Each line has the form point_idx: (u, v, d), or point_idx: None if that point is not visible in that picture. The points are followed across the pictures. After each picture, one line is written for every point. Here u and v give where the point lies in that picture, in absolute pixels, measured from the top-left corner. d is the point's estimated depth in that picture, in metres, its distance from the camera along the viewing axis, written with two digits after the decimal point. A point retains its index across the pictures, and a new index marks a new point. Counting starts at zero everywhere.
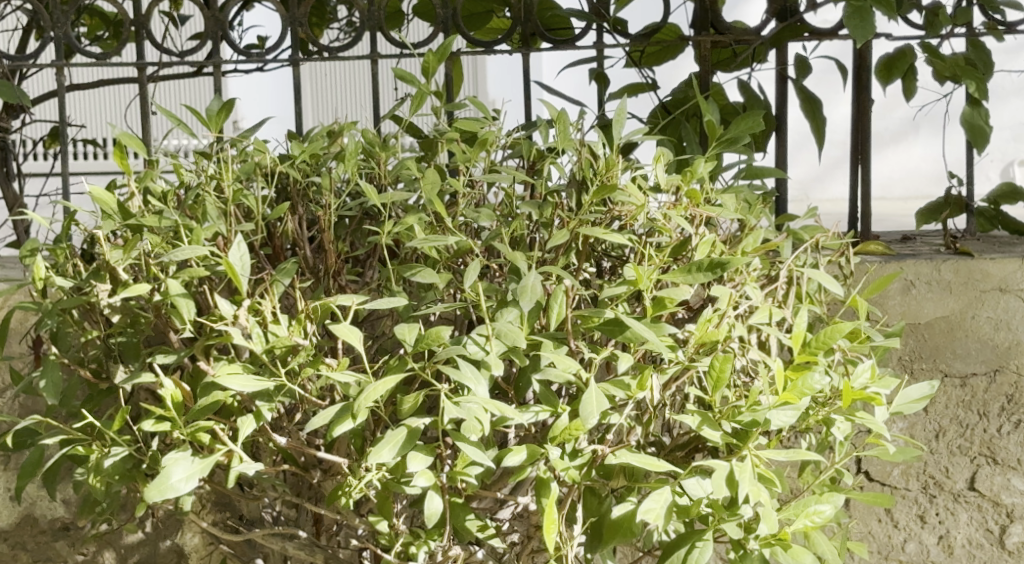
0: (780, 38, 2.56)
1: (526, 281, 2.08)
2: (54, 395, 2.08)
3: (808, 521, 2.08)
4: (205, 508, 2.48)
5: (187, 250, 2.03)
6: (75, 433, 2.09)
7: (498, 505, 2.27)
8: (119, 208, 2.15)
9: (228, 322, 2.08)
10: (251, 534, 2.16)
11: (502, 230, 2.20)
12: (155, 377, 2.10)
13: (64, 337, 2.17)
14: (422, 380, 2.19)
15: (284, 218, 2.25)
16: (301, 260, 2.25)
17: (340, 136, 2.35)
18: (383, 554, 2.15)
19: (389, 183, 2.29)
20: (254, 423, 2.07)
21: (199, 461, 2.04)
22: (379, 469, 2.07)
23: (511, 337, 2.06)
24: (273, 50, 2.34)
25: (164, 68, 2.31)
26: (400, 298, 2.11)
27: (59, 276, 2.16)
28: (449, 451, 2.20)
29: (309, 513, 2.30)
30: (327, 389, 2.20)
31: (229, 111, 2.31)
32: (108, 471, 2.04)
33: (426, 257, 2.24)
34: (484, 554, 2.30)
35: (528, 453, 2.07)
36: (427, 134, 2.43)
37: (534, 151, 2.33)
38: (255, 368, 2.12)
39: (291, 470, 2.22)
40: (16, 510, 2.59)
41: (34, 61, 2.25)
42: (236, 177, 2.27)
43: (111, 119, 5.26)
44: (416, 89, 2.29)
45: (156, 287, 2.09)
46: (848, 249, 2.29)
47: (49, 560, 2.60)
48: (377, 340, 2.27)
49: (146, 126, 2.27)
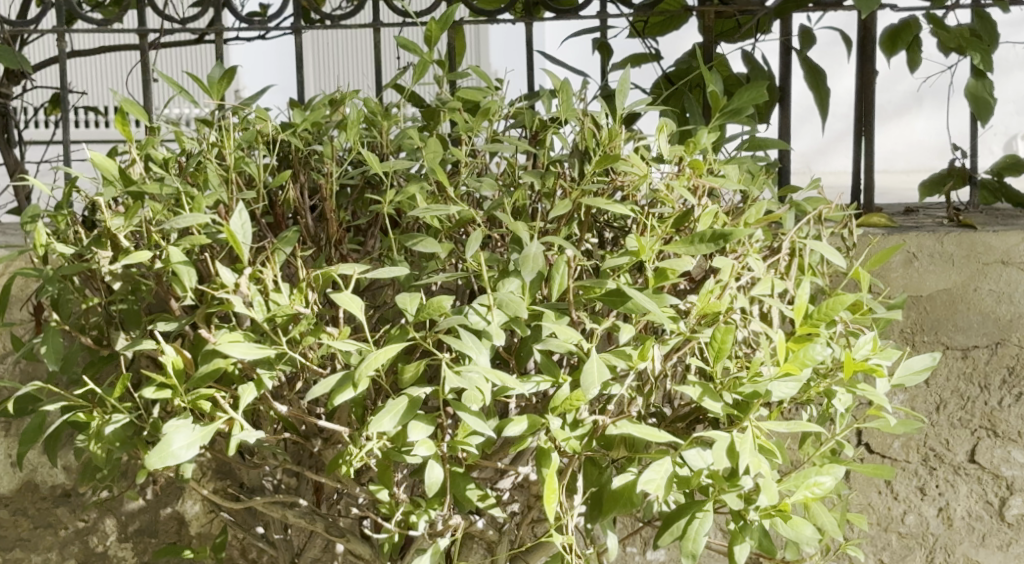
0: (784, 8, 2.54)
1: (528, 251, 2.08)
2: (54, 361, 2.08)
3: (808, 493, 2.07)
4: (205, 476, 2.48)
5: (188, 218, 2.02)
6: (75, 400, 2.09)
7: (499, 475, 2.27)
8: (119, 176, 2.14)
9: (229, 289, 2.08)
10: (252, 502, 2.16)
11: (504, 200, 2.19)
12: (156, 344, 2.10)
13: (64, 303, 2.17)
14: (423, 349, 2.19)
15: (285, 186, 2.24)
16: (303, 228, 2.24)
17: (342, 105, 2.33)
18: (384, 523, 2.16)
19: (390, 152, 2.27)
20: (255, 391, 2.07)
21: (199, 429, 2.04)
22: (380, 438, 2.07)
23: (513, 307, 2.06)
24: (273, 16, 2.29)
25: (165, 34, 2.27)
26: (401, 268, 2.10)
27: (60, 242, 2.15)
28: (450, 421, 2.20)
29: (310, 481, 2.31)
30: (328, 358, 2.19)
31: (230, 78, 2.28)
32: (109, 439, 2.05)
33: (427, 226, 2.24)
34: (484, 524, 2.30)
35: (528, 424, 2.07)
36: (430, 103, 2.41)
37: (536, 121, 2.31)
38: (256, 336, 2.12)
39: (291, 438, 2.22)
40: (17, 477, 2.59)
41: (34, 26, 2.21)
42: (238, 145, 2.25)
43: (112, 85, 5.25)
44: (418, 58, 2.26)
45: (157, 255, 2.08)
46: (851, 220, 2.28)
47: (50, 526, 2.60)
48: (378, 310, 2.26)
49: (148, 93, 2.23)
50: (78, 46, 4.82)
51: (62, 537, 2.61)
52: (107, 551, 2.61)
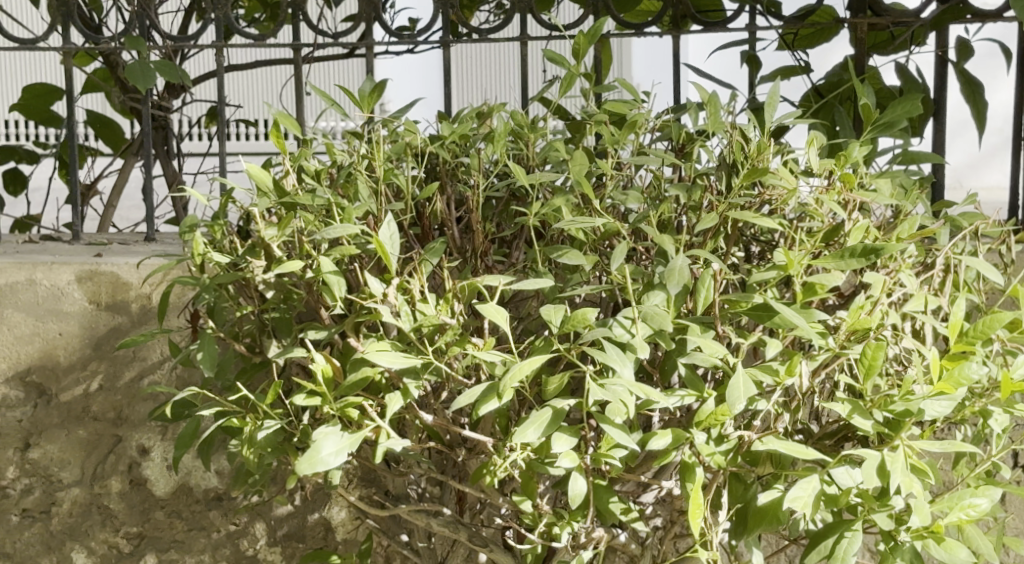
0: (940, 20, 2.49)
1: (673, 264, 2.08)
2: (210, 368, 2.14)
3: (963, 515, 2.04)
4: (351, 483, 2.52)
5: (339, 229, 2.06)
6: (230, 405, 2.15)
7: (642, 489, 2.26)
8: (274, 187, 2.19)
9: (377, 299, 2.12)
10: (397, 510, 2.19)
11: (649, 213, 2.19)
12: (306, 352, 2.15)
13: (220, 311, 2.23)
14: (567, 361, 2.20)
15: (433, 198, 2.26)
16: (449, 240, 2.26)
17: (490, 118, 2.34)
18: (527, 534, 2.16)
19: (536, 165, 2.28)
20: (402, 399, 2.11)
21: (348, 436, 2.08)
22: (524, 449, 2.09)
23: (658, 320, 2.06)
24: (422, 30, 2.31)
25: (319, 50, 2.28)
26: (546, 279, 2.11)
27: (217, 252, 2.22)
28: (594, 433, 2.21)
29: (454, 490, 2.32)
30: (473, 368, 2.21)
31: (380, 91, 2.30)
32: (262, 444, 2.11)
33: (572, 238, 2.24)
34: (628, 537, 2.28)
35: (673, 438, 2.07)
36: (576, 116, 2.41)
37: (683, 134, 2.29)
38: (403, 346, 2.16)
39: (436, 448, 2.24)
40: (172, 480, 2.56)
41: (195, 43, 2.25)
42: (388, 157, 2.27)
43: (266, 98, 5.42)
44: (566, 70, 2.26)
45: (308, 265, 2.15)
46: (1010, 237, 2.22)
47: (203, 529, 2.58)
48: (523, 322, 2.27)
49: (301, 106, 2.27)
50: (239, 60, 4.98)
51: (213, 539, 2.59)
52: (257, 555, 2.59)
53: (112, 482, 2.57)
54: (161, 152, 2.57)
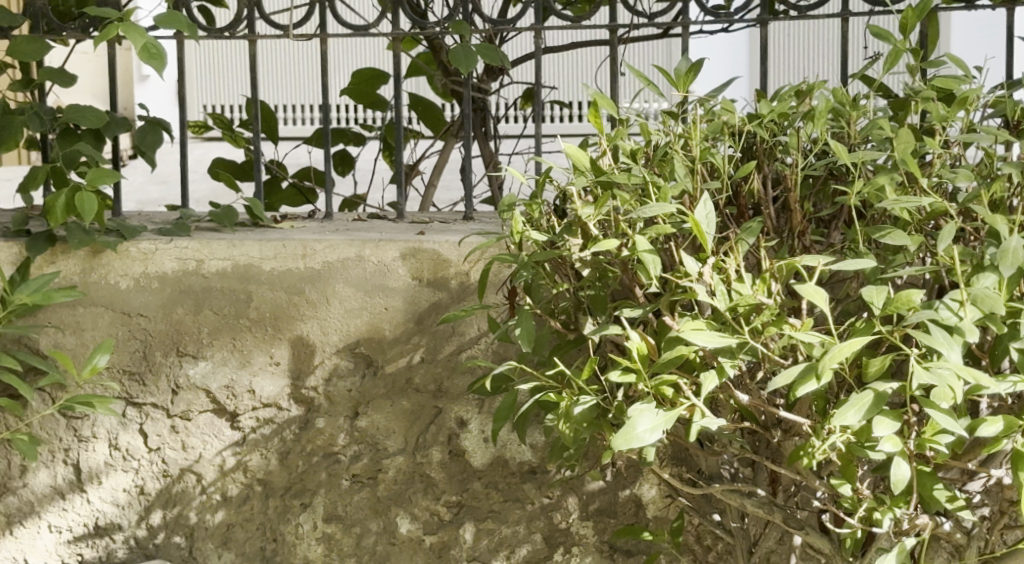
0: None
1: (1007, 244, 1.99)
2: (529, 343, 2.19)
3: None
4: (663, 461, 2.53)
5: (655, 208, 2.07)
6: (546, 381, 2.19)
7: (966, 477, 2.19)
8: (592, 166, 2.23)
9: (692, 277, 2.12)
10: (711, 489, 2.18)
11: (982, 192, 2.10)
12: (621, 330, 2.18)
13: (537, 288, 2.29)
14: (889, 343, 2.14)
15: (749, 176, 2.24)
16: (765, 219, 2.24)
17: (809, 96, 2.30)
18: (847, 519, 2.11)
19: (858, 143, 2.22)
20: (717, 379, 2.09)
21: (662, 414, 2.09)
22: (844, 431, 2.04)
23: (989, 303, 1.96)
24: (739, 8, 2.29)
25: (635, 30, 2.29)
26: (867, 259, 2.05)
27: (534, 230, 2.27)
28: (916, 417, 2.14)
29: (767, 471, 2.30)
30: (790, 348, 2.18)
31: (696, 70, 2.29)
32: (578, 419, 2.14)
33: (896, 218, 2.18)
34: (953, 528, 2.20)
35: (1005, 425, 1.96)
36: (899, 92, 2.34)
37: (1018, 110, 2.19)
38: (718, 325, 2.15)
39: (751, 427, 2.22)
40: (488, 452, 2.45)
41: (515, 26, 2.30)
42: (704, 136, 2.27)
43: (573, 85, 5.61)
44: (892, 45, 2.19)
45: (624, 243, 2.16)
46: None
47: (517, 501, 2.46)
48: (843, 302, 2.22)
49: (616, 86, 2.28)
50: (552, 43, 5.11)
51: (528, 512, 2.45)
52: (570, 529, 2.45)
53: (433, 452, 2.45)
54: (479, 133, 2.63)
